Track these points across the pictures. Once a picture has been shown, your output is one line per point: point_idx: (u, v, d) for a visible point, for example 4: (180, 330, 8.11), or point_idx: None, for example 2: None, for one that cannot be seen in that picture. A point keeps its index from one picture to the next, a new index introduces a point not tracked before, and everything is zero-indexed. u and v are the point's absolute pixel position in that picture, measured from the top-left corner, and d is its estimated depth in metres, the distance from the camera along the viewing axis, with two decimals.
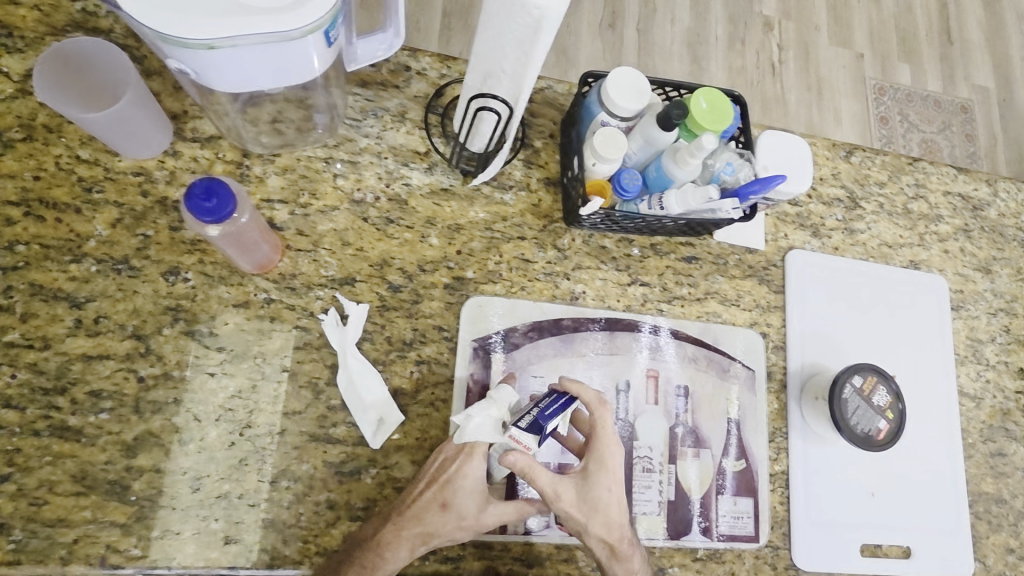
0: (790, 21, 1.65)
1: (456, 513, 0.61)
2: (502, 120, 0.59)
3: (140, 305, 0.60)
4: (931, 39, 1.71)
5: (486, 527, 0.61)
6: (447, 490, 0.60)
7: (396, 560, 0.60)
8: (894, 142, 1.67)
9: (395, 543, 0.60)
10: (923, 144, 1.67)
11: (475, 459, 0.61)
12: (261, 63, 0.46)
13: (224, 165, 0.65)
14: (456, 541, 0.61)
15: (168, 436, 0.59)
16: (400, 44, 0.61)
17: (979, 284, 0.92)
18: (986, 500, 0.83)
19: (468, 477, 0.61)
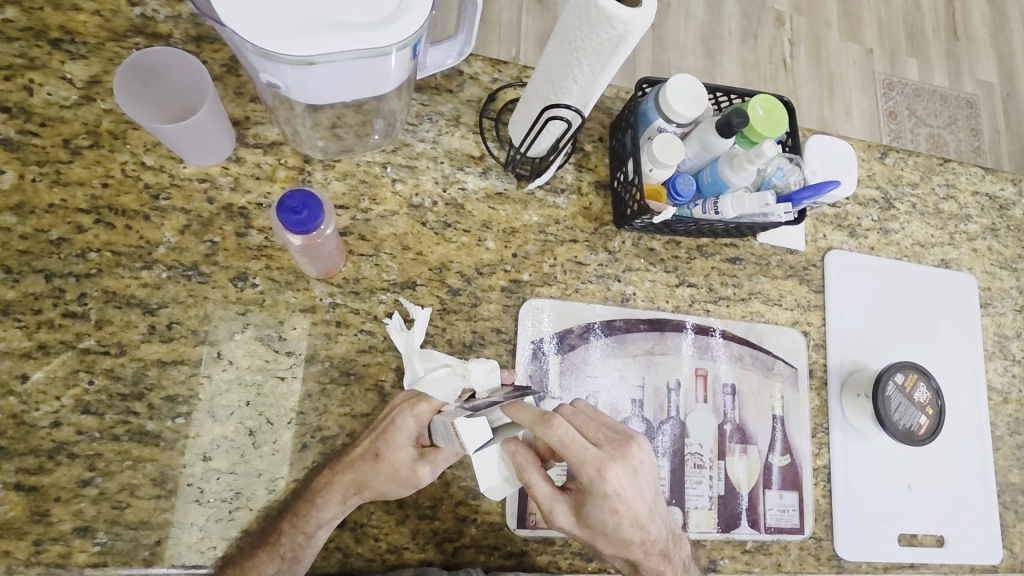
0: (802, 16, 1.66)
1: (389, 465, 0.58)
2: (569, 130, 0.62)
3: (210, 311, 0.61)
4: (937, 34, 1.73)
5: (418, 478, 0.58)
6: (381, 438, 0.59)
7: (329, 509, 0.58)
8: (902, 137, 1.69)
9: (327, 490, 0.58)
10: (929, 140, 1.70)
11: (414, 409, 0.59)
12: (351, 77, 0.48)
13: (287, 171, 0.66)
14: (388, 493, 0.59)
15: (243, 439, 0.60)
16: (468, 51, 0.64)
17: (1005, 282, 0.94)
18: (1013, 490, 0.86)
19: (400, 429, 0.58)
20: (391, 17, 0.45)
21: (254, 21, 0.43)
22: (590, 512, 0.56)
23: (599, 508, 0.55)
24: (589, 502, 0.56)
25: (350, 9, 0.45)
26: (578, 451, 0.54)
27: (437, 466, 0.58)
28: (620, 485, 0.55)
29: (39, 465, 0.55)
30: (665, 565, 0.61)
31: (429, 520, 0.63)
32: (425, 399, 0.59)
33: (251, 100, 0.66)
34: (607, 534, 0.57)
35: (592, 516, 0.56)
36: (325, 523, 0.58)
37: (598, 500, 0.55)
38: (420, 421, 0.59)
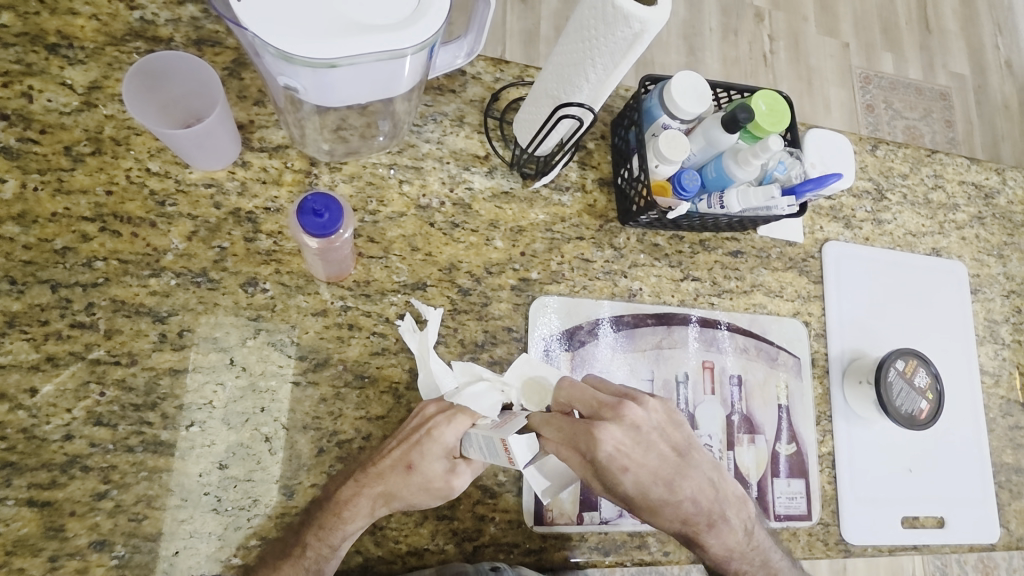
0: (780, 12, 1.69)
1: (422, 476, 0.58)
2: (580, 127, 0.62)
3: (221, 317, 0.60)
4: (911, 29, 1.78)
5: (452, 491, 0.59)
6: (414, 450, 0.58)
7: (357, 520, 0.58)
8: (880, 130, 1.73)
9: (354, 502, 0.57)
10: (907, 131, 1.74)
11: (451, 422, 0.57)
12: (369, 78, 0.48)
13: (293, 174, 0.66)
14: (418, 502, 0.59)
15: (259, 446, 0.59)
16: (476, 49, 0.64)
17: (993, 268, 0.97)
18: (1006, 469, 0.89)
19: (437, 442, 0.57)
20: (410, 20, 0.45)
21: (275, 24, 0.42)
22: (614, 481, 0.57)
23: (618, 472, 0.57)
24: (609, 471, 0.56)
25: (370, 11, 0.45)
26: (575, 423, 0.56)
27: (470, 476, 0.59)
28: (621, 444, 0.56)
29: (52, 480, 0.54)
30: (716, 523, 0.63)
31: (448, 521, 0.63)
32: (464, 410, 0.58)
33: (255, 103, 0.65)
34: (640, 495, 0.59)
35: (616, 484, 0.57)
36: (352, 534, 0.58)
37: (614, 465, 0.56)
38: (456, 435, 0.57)
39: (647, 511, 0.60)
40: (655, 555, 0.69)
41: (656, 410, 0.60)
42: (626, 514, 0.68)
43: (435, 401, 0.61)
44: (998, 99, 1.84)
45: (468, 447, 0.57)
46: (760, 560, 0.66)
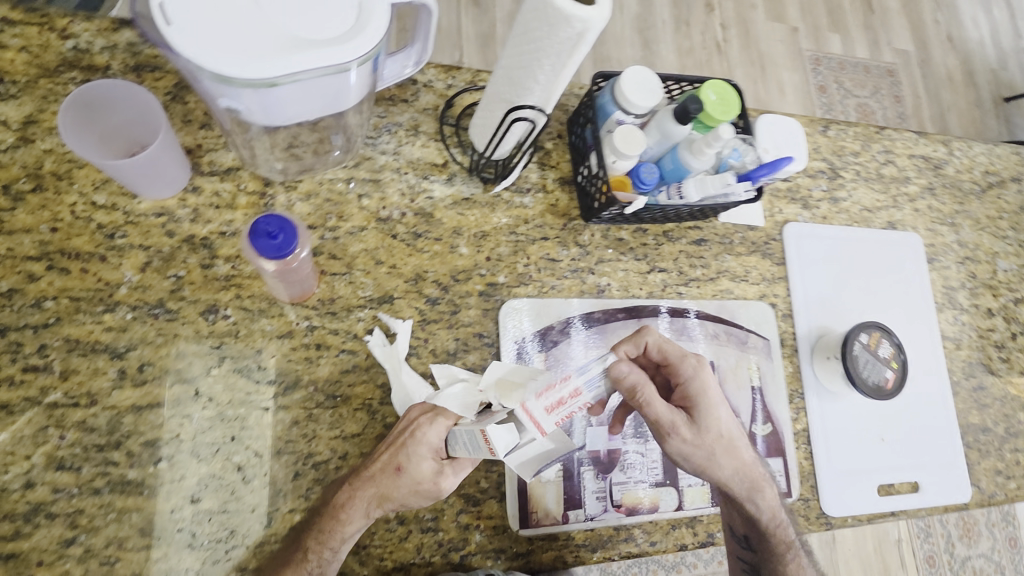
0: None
1: (411, 478, 0.57)
2: (533, 129, 0.63)
3: (182, 348, 0.59)
4: (854, 10, 1.84)
5: (442, 492, 0.58)
6: (401, 452, 0.58)
7: (354, 523, 0.57)
8: (833, 109, 1.79)
9: (350, 504, 0.57)
10: (858, 109, 1.80)
11: (433, 422, 0.58)
12: (314, 93, 0.47)
13: (248, 197, 0.64)
14: (413, 505, 0.59)
15: (230, 476, 0.58)
16: (425, 59, 0.61)
17: (946, 237, 1.01)
18: (973, 429, 0.93)
19: (422, 442, 0.57)
20: (351, 33, 0.44)
21: (210, 46, 0.41)
22: (699, 415, 0.65)
23: (705, 407, 0.66)
24: (695, 403, 0.65)
25: (308, 24, 0.44)
26: (677, 354, 0.67)
27: (458, 477, 0.59)
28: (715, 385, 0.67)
29: (15, 531, 0.52)
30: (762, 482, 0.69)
31: (433, 532, 0.63)
32: (443, 411, 0.59)
33: (201, 127, 0.64)
34: (715, 437, 0.66)
35: (703, 419, 0.65)
36: (351, 537, 0.57)
37: (705, 402, 0.66)
38: (440, 435, 0.58)
39: (711, 458, 0.66)
40: (642, 546, 0.70)
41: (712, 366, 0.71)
42: (611, 509, 0.69)
43: (420, 405, 0.61)
44: (942, 72, 1.91)
45: (458, 449, 0.57)
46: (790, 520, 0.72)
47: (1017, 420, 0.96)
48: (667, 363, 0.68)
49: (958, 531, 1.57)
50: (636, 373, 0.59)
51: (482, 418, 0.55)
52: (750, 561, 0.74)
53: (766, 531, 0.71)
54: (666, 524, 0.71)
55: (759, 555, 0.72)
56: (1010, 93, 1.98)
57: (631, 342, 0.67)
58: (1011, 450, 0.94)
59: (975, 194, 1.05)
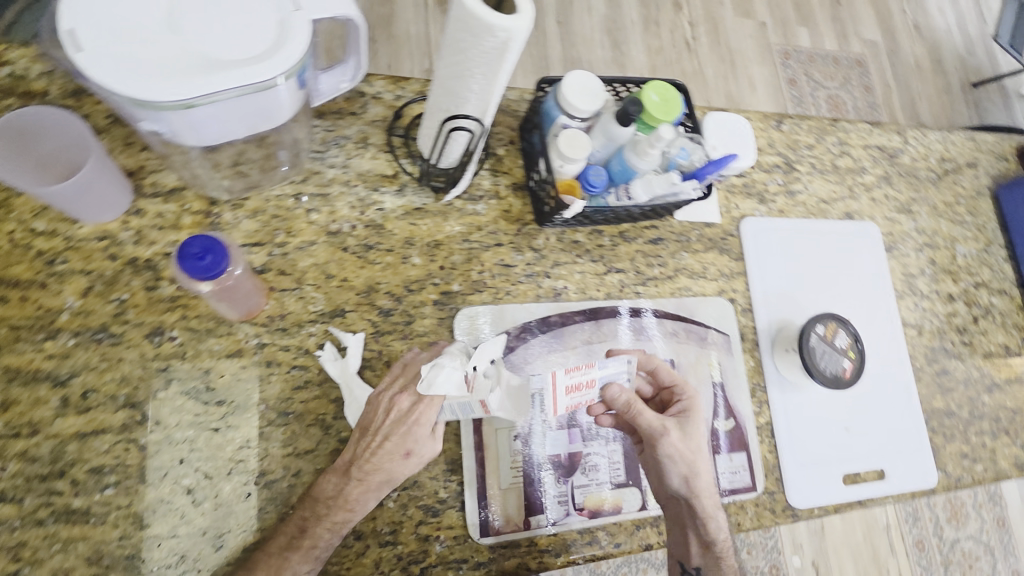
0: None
1: (420, 456, 0.61)
2: (473, 137, 0.63)
3: (128, 372, 0.58)
4: (822, 4, 2.08)
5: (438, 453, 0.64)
6: (409, 439, 0.60)
7: (365, 508, 0.60)
8: (805, 101, 1.99)
9: (362, 495, 0.59)
10: (829, 100, 2.01)
11: (436, 406, 0.60)
12: (239, 114, 0.47)
13: (192, 216, 0.64)
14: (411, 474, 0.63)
15: (181, 499, 0.57)
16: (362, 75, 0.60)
17: (904, 225, 1.02)
18: (937, 414, 0.94)
19: (427, 423, 0.60)
20: (269, 52, 0.44)
21: (122, 70, 0.41)
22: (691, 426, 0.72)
23: (696, 422, 0.73)
24: (688, 419, 0.72)
25: (225, 45, 0.44)
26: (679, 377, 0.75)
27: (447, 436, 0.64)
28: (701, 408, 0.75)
29: None
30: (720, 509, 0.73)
31: (392, 545, 0.63)
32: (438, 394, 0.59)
33: (142, 148, 0.63)
34: (699, 450, 0.72)
35: (691, 431, 0.72)
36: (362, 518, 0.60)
37: (697, 418, 0.73)
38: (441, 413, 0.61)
39: (693, 467, 0.70)
40: (607, 549, 0.70)
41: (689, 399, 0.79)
42: (574, 513, 0.69)
43: (406, 391, 0.61)
44: (910, 60, 2.14)
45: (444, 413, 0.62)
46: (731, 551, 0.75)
47: (981, 402, 0.97)
48: (669, 387, 0.75)
49: (946, 514, 1.59)
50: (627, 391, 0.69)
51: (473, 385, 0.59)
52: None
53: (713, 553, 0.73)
54: (631, 524, 0.72)
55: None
56: (976, 77, 2.20)
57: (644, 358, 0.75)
58: (976, 433, 0.95)
59: (931, 181, 1.07)
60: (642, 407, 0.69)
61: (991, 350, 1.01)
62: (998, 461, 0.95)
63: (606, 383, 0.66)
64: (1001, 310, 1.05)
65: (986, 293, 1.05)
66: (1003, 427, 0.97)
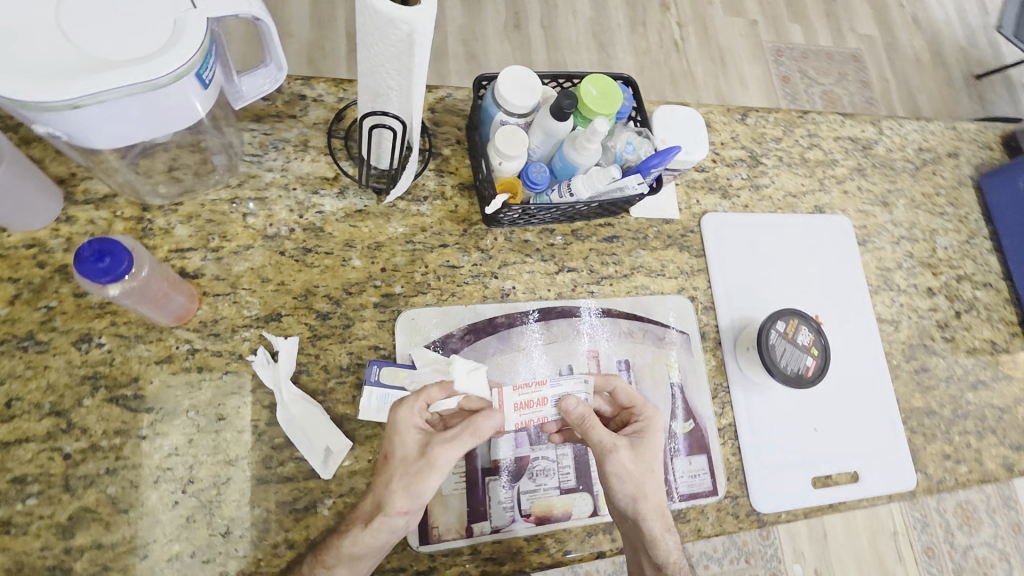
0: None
1: (400, 465, 0.60)
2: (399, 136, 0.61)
3: (53, 380, 0.58)
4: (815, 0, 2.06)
5: (433, 468, 0.60)
6: (385, 444, 0.62)
7: (357, 538, 0.59)
8: (799, 98, 1.96)
9: (352, 520, 0.60)
10: (825, 96, 1.97)
11: (406, 403, 0.61)
12: (137, 118, 0.46)
13: (124, 223, 0.63)
14: (409, 498, 0.60)
15: (105, 509, 0.56)
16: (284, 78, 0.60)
17: (879, 217, 0.99)
18: (918, 414, 0.90)
19: (401, 423, 0.61)
20: (160, 51, 0.44)
21: (6, 72, 0.41)
22: (646, 448, 0.68)
23: (653, 443, 0.68)
24: (641, 439, 0.68)
25: (116, 46, 0.43)
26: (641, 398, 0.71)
27: (447, 452, 0.60)
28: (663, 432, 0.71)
29: None
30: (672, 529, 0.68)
31: None
32: (417, 395, 0.62)
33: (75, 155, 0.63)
34: (652, 472, 0.67)
35: (644, 453, 0.68)
36: (356, 551, 0.59)
37: (654, 438, 0.69)
38: (413, 412, 0.61)
39: (641, 488, 0.67)
40: (556, 556, 0.68)
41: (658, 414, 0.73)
42: (520, 519, 0.67)
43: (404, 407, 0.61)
44: (909, 54, 2.10)
45: (384, 366, 0.65)
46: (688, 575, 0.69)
47: (966, 401, 0.93)
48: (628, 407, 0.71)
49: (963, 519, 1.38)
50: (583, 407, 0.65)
51: (471, 404, 0.64)
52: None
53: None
54: (582, 531, 0.69)
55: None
56: (979, 69, 2.15)
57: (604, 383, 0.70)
58: (959, 433, 0.91)
59: (908, 172, 1.04)
60: (595, 421, 0.65)
61: (975, 346, 0.97)
62: (985, 462, 0.90)
63: (561, 397, 0.63)
64: (986, 304, 1.00)
65: (969, 286, 1.00)
66: (989, 426, 0.92)
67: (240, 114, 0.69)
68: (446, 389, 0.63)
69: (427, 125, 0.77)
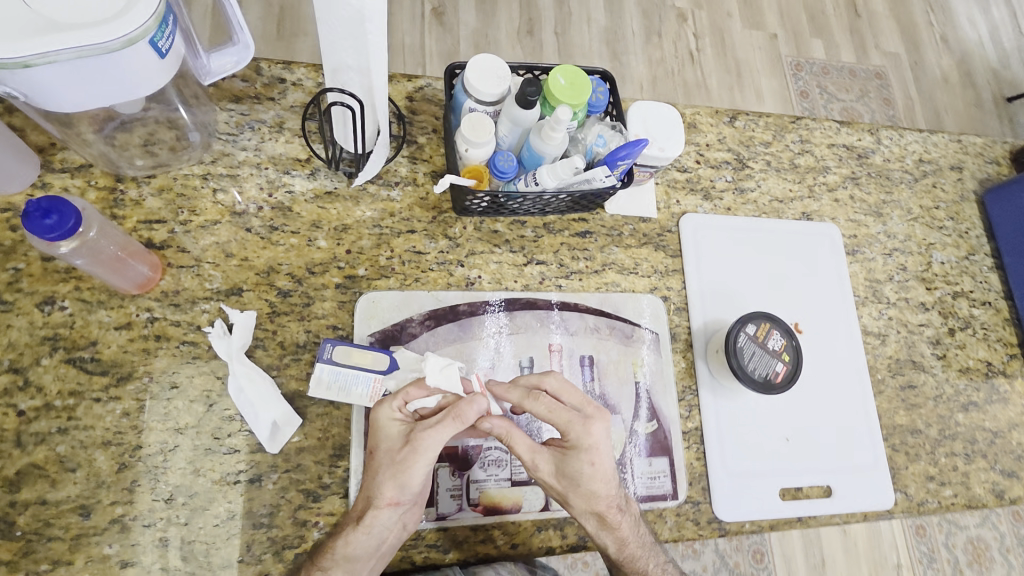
0: (701, 10, 1.93)
1: (386, 457, 0.61)
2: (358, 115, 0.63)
3: (15, 338, 0.60)
4: (838, 14, 2.02)
5: (420, 456, 0.60)
6: (371, 439, 0.63)
7: (352, 540, 0.60)
8: (817, 112, 1.92)
9: (348, 519, 0.62)
10: (845, 112, 1.93)
11: (387, 399, 0.63)
12: (90, 81, 0.47)
13: (96, 192, 0.65)
14: (399, 490, 0.60)
15: (53, 467, 0.58)
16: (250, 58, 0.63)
17: (872, 228, 0.96)
18: (901, 432, 0.86)
19: (383, 420, 0.62)
20: (112, 17, 0.45)
21: None
22: (567, 465, 0.64)
23: (576, 458, 0.64)
24: (567, 455, 0.64)
25: (69, 9, 0.44)
26: (565, 414, 0.64)
27: (434, 437, 0.60)
28: (603, 441, 0.64)
29: None
30: (624, 517, 0.66)
31: (266, 528, 0.61)
32: (400, 392, 0.63)
33: None
34: (575, 487, 0.64)
35: (569, 468, 0.64)
36: (355, 548, 0.60)
37: (577, 451, 0.64)
38: (393, 408, 0.62)
39: (567, 498, 0.65)
40: (502, 549, 0.67)
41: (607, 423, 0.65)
42: (467, 508, 0.66)
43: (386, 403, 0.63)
44: (936, 73, 2.05)
45: (338, 344, 0.65)
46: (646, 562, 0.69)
47: (955, 421, 0.89)
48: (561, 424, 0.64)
49: (968, 556, 1.46)
50: (502, 424, 0.64)
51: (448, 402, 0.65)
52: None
53: (618, 562, 0.69)
54: (531, 525, 0.68)
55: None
56: (1010, 91, 2.09)
57: (518, 395, 0.66)
58: (946, 454, 0.87)
59: (906, 183, 1.00)
60: (512, 436, 0.64)
61: (969, 365, 0.93)
62: (972, 487, 0.86)
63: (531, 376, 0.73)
64: (984, 323, 0.96)
65: (966, 303, 0.97)
66: (979, 449, 0.88)
67: (218, 93, 0.71)
68: (424, 386, 0.64)
69: (403, 113, 0.78)
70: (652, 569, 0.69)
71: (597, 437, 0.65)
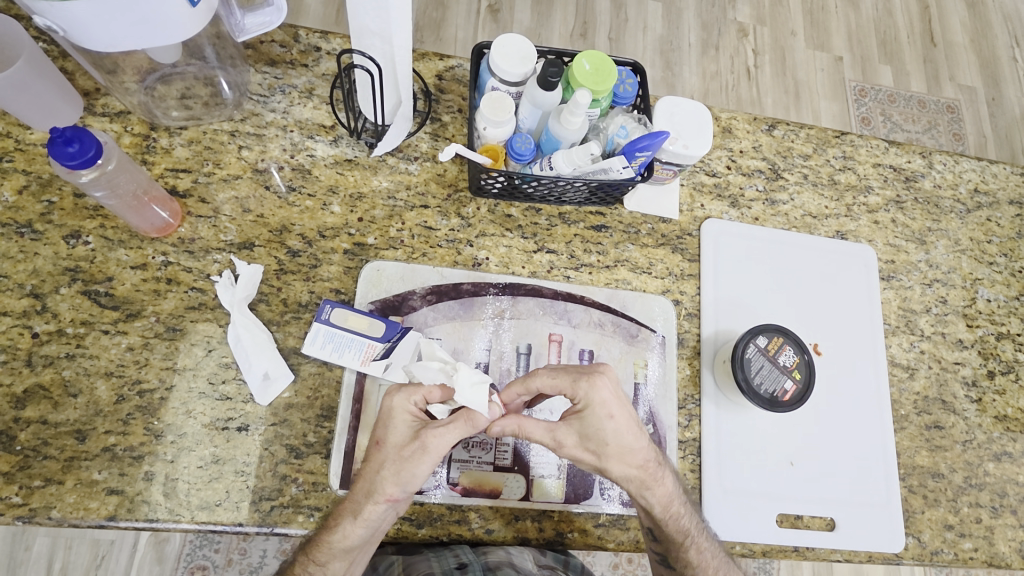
0: (764, 26, 1.87)
1: (393, 449, 0.59)
2: (375, 78, 0.64)
3: (39, 266, 0.63)
4: (912, 41, 1.92)
5: (427, 454, 0.58)
6: (379, 427, 0.60)
7: (348, 531, 0.59)
8: None
9: (342, 510, 0.60)
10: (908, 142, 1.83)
11: (402, 388, 0.61)
12: (119, 17, 0.49)
13: (131, 138, 0.68)
14: (400, 487, 0.58)
15: (57, 390, 0.61)
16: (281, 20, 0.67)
17: (912, 255, 0.90)
18: (921, 473, 0.80)
19: (395, 409, 0.60)
20: None
21: None
22: (589, 426, 0.62)
23: (593, 416, 0.61)
24: (584, 420, 0.62)
25: None
26: (567, 375, 0.62)
27: (449, 437, 0.58)
28: (613, 394, 0.62)
29: None
30: (662, 471, 0.65)
31: (246, 477, 0.62)
32: (413, 386, 0.61)
33: None
34: (606, 447, 0.62)
35: (591, 430, 0.62)
36: (351, 539, 0.59)
37: (591, 410, 0.61)
38: (407, 399, 0.60)
39: (602, 462, 0.63)
40: (477, 532, 0.66)
41: (612, 381, 0.63)
42: (446, 486, 0.66)
43: (400, 392, 0.60)
44: (1015, 112, 1.92)
45: (336, 307, 0.67)
46: (677, 528, 0.67)
47: (984, 470, 0.82)
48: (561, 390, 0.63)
49: None
50: (510, 422, 0.61)
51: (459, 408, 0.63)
52: (658, 553, 0.69)
53: (660, 521, 0.66)
54: (508, 513, 0.67)
55: (664, 545, 0.68)
56: None
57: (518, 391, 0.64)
58: (969, 504, 0.80)
59: (957, 213, 0.93)
60: (528, 424, 0.62)
61: (1006, 414, 0.86)
62: (995, 543, 0.79)
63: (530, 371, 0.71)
64: None
65: (1011, 347, 0.89)
66: (1008, 504, 0.81)
67: (255, 56, 0.73)
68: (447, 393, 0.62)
69: (431, 90, 0.79)
70: (691, 526, 0.68)
71: (605, 393, 0.62)
